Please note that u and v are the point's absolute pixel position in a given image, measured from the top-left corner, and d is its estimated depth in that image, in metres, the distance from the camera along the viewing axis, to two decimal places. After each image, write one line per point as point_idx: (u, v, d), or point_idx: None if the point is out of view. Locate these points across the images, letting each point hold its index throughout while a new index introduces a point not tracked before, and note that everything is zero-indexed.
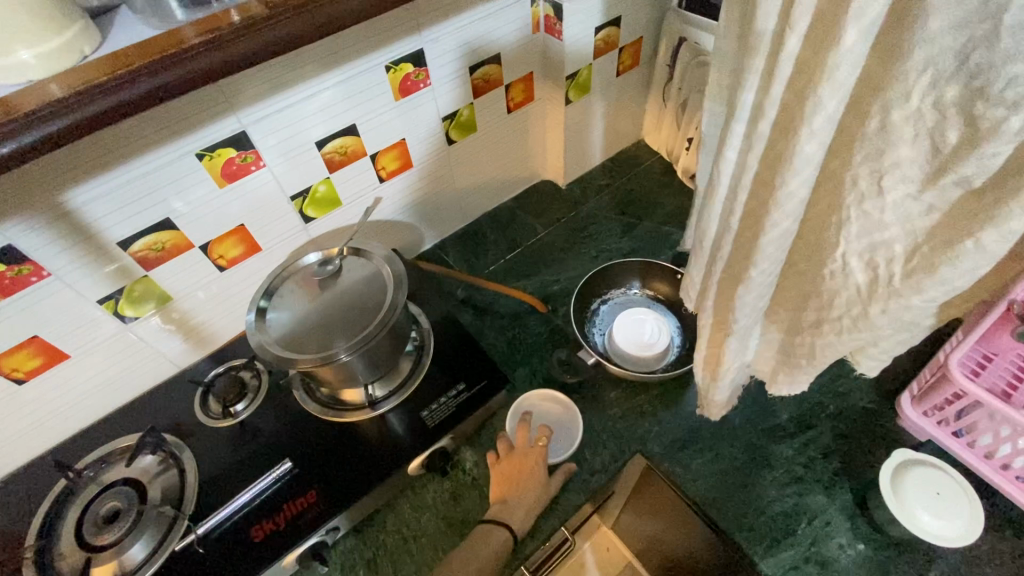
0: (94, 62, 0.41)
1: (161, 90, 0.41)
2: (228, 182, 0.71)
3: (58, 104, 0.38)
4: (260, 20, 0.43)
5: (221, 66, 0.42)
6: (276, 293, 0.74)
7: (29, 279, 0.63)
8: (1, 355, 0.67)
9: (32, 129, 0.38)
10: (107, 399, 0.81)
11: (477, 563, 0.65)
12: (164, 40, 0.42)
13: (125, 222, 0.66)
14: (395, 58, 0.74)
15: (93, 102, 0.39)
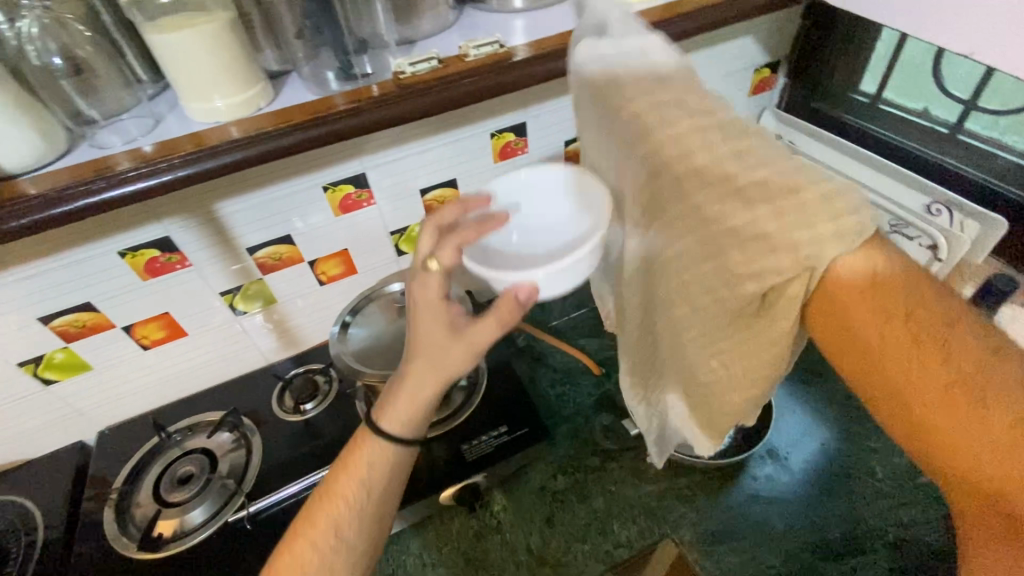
0: (267, 114, 0.52)
1: (309, 141, 0.51)
2: (343, 214, 0.83)
3: (235, 143, 0.50)
4: (395, 96, 0.53)
5: (358, 127, 0.52)
6: (360, 311, 0.84)
7: (175, 266, 0.77)
8: (138, 323, 0.81)
9: (212, 159, 0.49)
10: (205, 378, 0.94)
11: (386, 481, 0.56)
12: (320, 105, 0.53)
13: (256, 232, 0.79)
14: (500, 127, 0.84)
15: (259, 145, 0.50)
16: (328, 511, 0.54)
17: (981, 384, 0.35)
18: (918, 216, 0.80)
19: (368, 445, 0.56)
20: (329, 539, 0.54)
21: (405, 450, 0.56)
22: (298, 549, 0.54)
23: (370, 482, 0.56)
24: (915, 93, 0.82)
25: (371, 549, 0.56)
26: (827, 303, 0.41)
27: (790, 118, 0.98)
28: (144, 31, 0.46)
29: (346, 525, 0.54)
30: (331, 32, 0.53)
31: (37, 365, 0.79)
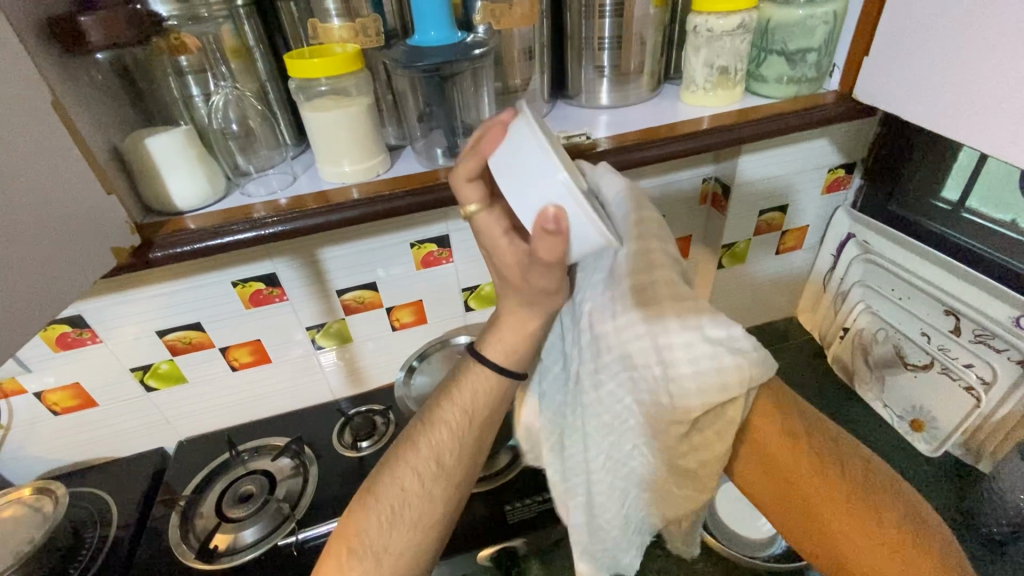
0: (384, 179, 0.61)
1: (415, 205, 0.59)
2: (423, 268, 0.91)
3: (355, 201, 0.58)
4: None
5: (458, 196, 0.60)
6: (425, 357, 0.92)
7: (274, 298, 0.87)
8: (232, 346, 0.91)
9: (335, 213, 0.58)
10: (277, 405, 1.02)
11: (486, 414, 0.62)
12: (427, 175, 0.61)
13: (346, 277, 0.88)
14: None
15: (377, 204, 0.58)
16: (424, 439, 0.61)
17: (839, 493, 0.59)
18: (1005, 328, 0.79)
19: (471, 379, 0.62)
20: (435, 453, 0.60)
21: (500, 385, 0.62)
22: (392, 473, 0.59)
23: (470, 413, 0.62)
24: (1001, 201, 0.81)
25: (466, 470, 0.62)
26: (753, 429, 0.64)
27: (865, 217, 0.99)
28: (302, 109, 0.57)
29: (439, 455, 0.60)
30: (444, 118, 0.62)
31: (145, 373, 0.90)
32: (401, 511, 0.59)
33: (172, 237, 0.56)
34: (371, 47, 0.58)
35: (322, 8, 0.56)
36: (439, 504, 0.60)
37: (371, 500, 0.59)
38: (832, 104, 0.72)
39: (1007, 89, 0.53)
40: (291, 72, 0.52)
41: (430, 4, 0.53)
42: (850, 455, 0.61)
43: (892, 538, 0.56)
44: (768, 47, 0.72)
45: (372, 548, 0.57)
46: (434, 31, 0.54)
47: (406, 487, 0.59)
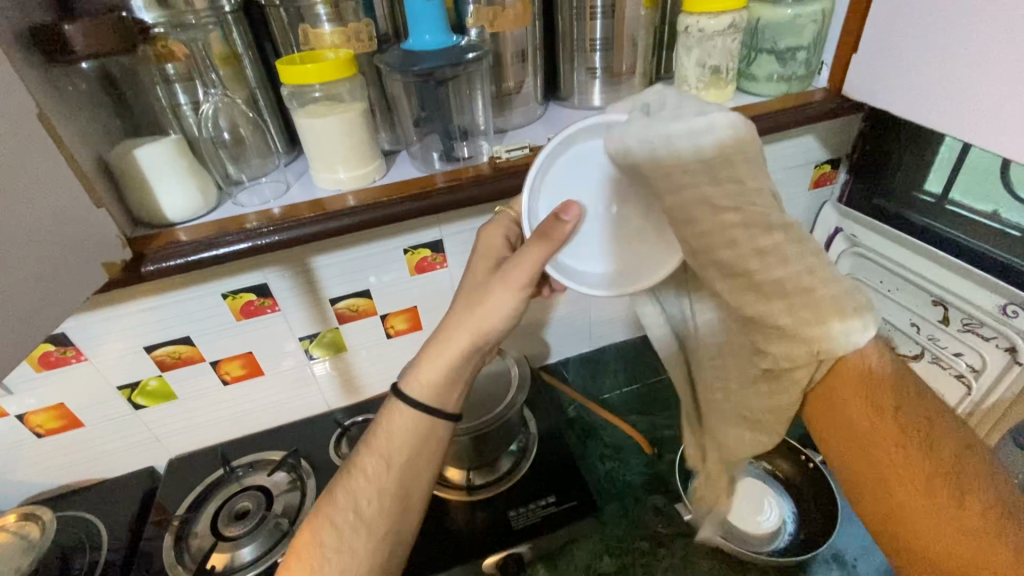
0: (380, 186, 0.60)
1: (414, 210, 0.59)
2: (417, 273, 0.90)
3: (353, 209, 0.57)
4: (491, 177, 0.61)
5: (457, 201, 0.60)
6: None
7: (266, 309, 0.85)
8: (223, 360, 0.89)
9: (331, 221, 0.57)
10: (270, 418, 0.99)
11: (411, 458, 0.61)
12: (424, 180, 0.60)
13: (339, 286, 0.87)
14: None
15: (375, 211, 0.58)
16: (345, 489, 0.59)
17: (924, 467, 0.52)
18: (992, 317, 0.81)
19: (393, 419, 0.61)
20: (351, 503, 0.59)
21: (427, 423, 0.61)
22: (311, 528, 0.58)
23: (391, 456, 0.60)
24: (983, 194, 0.81)
25: (390, 521, 0.60)
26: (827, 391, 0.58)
27: (853, 211, 1.01)
28: (296, 116, 0.56)
29: (359, 505, 0.59)
30: (440, 121, 0.61)
31: (132, 390, 0.87)
32: (319, 570, 0.56)
33: (162, 250, 0.55)
34: (362, 51, 0.58)
35: (313, 14, 0.55)
36: (363, 555, 0.58)
37: (292, 554, 0.57)
38: (821, 102, 0.73)
39: (992, 86, 0.55)
40: (282, 79, 0.51)
41: (426, 7, 0.52)
42: (944, 431, 0.53)
43: (977, 527, 0.48)
44: (759, 46, 0.73)
45: None
46: (430, 34, 0.54)
47: (326, 540, 0.57)
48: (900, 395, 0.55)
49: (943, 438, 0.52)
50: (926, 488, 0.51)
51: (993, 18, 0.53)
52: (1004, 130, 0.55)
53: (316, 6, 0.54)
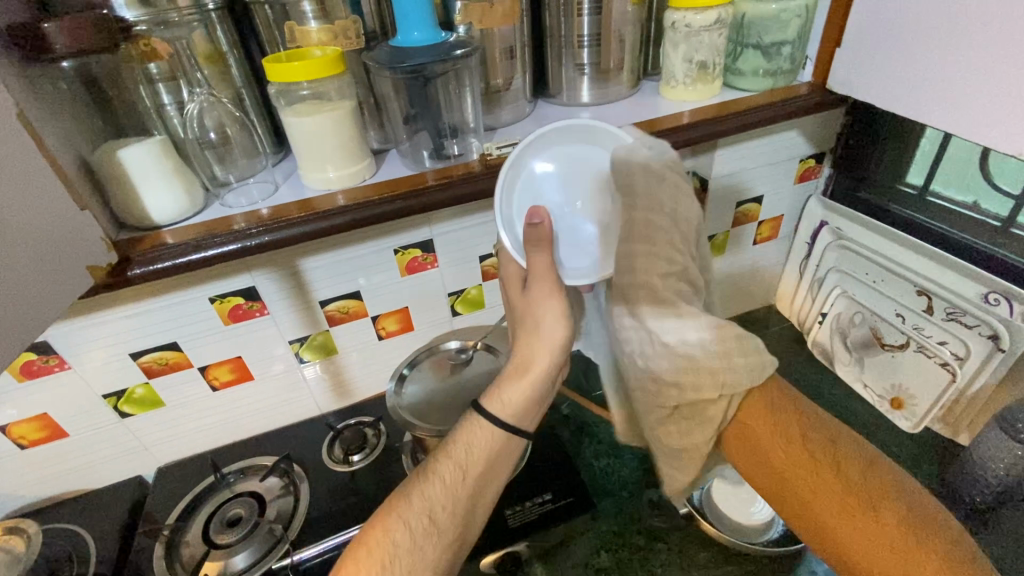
0: (370, 185, 0.59)
1: (407, 209, 0.58)
2: (408, 274, 0.89)
3: (346, 208, 0.57)
4: (482, 174, 0.61)
5: (450, 199, 0.59)
6: (416, 365, 0.90)
7: (254, 313, 0.84)
8: (211, 365, 0.87)
9: (324, 220, 0.56)
10: (261, 423, 0.98)
11: (484, 469, 0.64)
12: (415, 179, 0.60)
13: (329, 287, 0.86)
14: None
15: (367, 210, 0.57)
16: (419, 490, 0.61)
17: (838, 487, 0.61)
18: (974, 305, 0.82)
19: (472, 430, 0.64)
20: (427, 508, 0.60)
21: (500, 440, 0.64)
22: (384, 523, 0.59)
23: (467, 466, 0.63)
24: (964, 185, 0.85)
25: (459, 527, 0.62)
26: (741, 430, 0.67)
27: (837, 204, 1.03)
28: (284, 115, 0.55)
29: (432, 509, 0.60)
30: (430, 119, 0.61)
31: (118, 399, 0.86)
32: (389, 568, 0.57)
33: (149, 253, 0.53)
34: (350, 49, 0.57)
35: (299, 11, 0.54)
36: (428, 559, 0.59)
37: (362, 547, 0.58)
38: (805, 96, 0.73)
39: (978, 76, 0.56)
40: (269, 76, 0.50)
41: (413, 3, 0.52)
42: (845, 450, 0.63)
43: (890, 535, 0.57)
44: (745, 41, 0.73)
45: None
46: (417, 31, 0.53)
47: (396, 537, 0.58)
48: (804, 424, 0.65)
49: (847, 460, 0.62)
50: (847, 508, 0.59)
51: (977, 10, 0.54)
52: (990, 119, 0.56)
53: (301, 2, 0.54)
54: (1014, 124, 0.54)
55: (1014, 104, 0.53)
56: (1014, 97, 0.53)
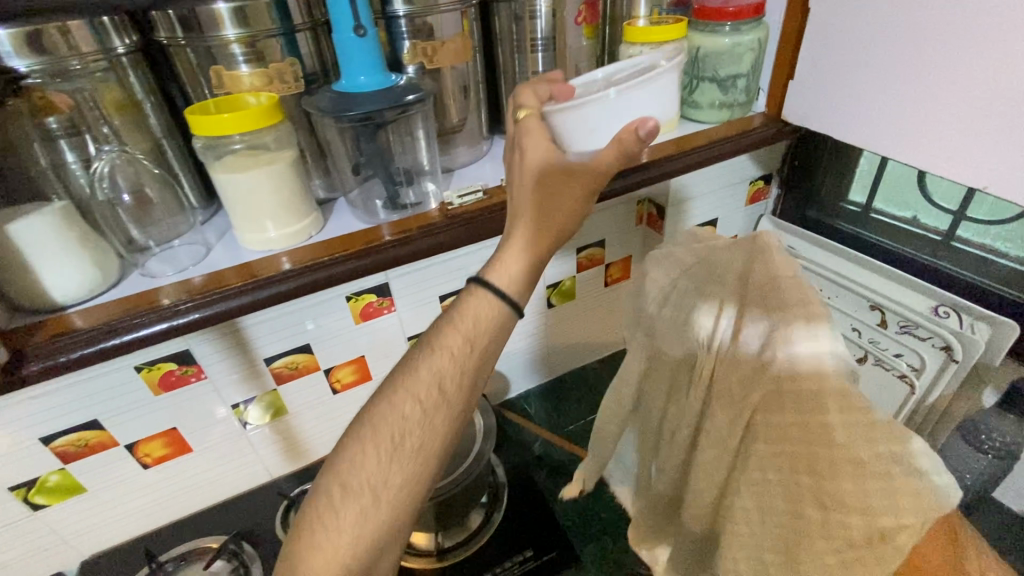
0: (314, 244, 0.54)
1: (357, 271, 0.53)
2: (362, 321, 0.83)
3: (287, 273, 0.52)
4: (442, 225, 0.56)
5: (407, 255, 0.55)
6: None
7: (189, 378, 0.75)
8: (140, 440, 0.77)
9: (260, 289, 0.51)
10: (204, 497, 0.88)
11: (492, 338, 0.51)
12: (370, 234, 0.55)
13: (274, 343, 0.78)
14: (556, 280, 0.99)
15: (313, 273, 0.52)
16: (423, 365, 0.49)
17: None
18: (925, 318, 0.85)
19: (479, 295, 0.51)
20: (433, 380, 0.48)
21: (510, 311, 0.51)
22: (389, 403, 0.48)
23: (475, 338, 0.50)
24: (902, 202, 0.89)
25: (472, 401, 0.50)
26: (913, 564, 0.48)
27: (787, 223, 1.05)
28: (212, 171, 0.49)
29: (441, 383, 0.48)
30: (382, 166, 0.56)
31: (28, 490, 0.74)
32: (400, 443, 0.47)
33: (50, 346, 0.49)
34: (288, 93, 0.52)
35: (227, 53, 0.48)
36: (444, 440, 0.48)
37: (367, 432, 0.47)
38: (760, 127, 0.75)
39: (920, 120, 0.61)
40: (191, 130, 0.44)
41: (359, 47, 0.48)
42: None
43: None
44: (700, 74, 0.73)
45: (366, 483, 0.46)
46: (364, 75, 0.49)
47: (404, 417, 0.47)
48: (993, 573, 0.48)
49: None
50: None
51: (918, 63, 0.59)
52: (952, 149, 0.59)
53: (229, 44, 0.48)
54: (957, 166, 0.59)
55: (955, 148, 0.59)
56: (955, 140, 0.58)
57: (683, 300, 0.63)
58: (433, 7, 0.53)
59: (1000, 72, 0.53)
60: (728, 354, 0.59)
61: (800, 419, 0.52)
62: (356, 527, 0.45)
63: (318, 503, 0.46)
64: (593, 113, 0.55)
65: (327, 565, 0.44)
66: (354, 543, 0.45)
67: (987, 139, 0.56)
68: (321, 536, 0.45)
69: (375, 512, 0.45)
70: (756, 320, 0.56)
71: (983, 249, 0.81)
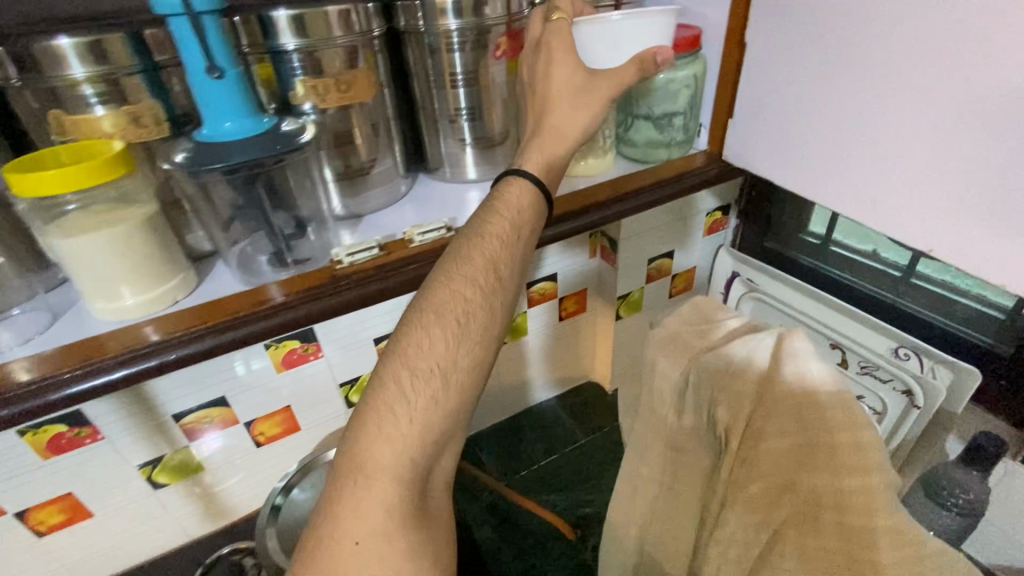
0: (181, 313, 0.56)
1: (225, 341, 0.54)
2: (285, 368, 0.76)
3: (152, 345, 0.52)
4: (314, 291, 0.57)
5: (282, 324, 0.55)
6: (292, 487, 0.75)
7: (84, 440, 0.68)
8: (31, 508, 0.70)
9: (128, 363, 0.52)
10: (112, 563, 0.80)
11: (532, 222, 0.59)
12: (244, 300, 0.56)
13: (183, 398, 0.71)
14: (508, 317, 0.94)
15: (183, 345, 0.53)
16: (474, 254, 0.55)
17: None
18: (887, 360, 0.81)
19: (513, 188, 0.58)
20: (489, 265, 0.55)
21: (544, 201, 0.60)
22: (448, 291, 0.53)
23: (520, 223, 0.57)
24: (861, 234, 0.84)
25: (519, 287, 0.57)
26: None
27: (745, 254, 1.01)
28: (48, 236, 0.50)
29: (494, 267, 0.55)
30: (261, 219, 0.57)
31: None
32: (466, 324, 0.53)
33: (39, 383, 0.50)
34: (153, 135, 0.55)
35: (77, 95, 0.52)
36: (501, 319, 0.55)
37: (430, 317, 0.52)
38: (701, 168, 0.78)
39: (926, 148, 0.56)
40: (12, 188, 0.46)
41: (221, 91, 0.46)
42: None
43: None
44: (635, 112, 0.77)
45: (437, 363, 0.51)
46: (230, 120, 0.47)
47: (466, 302, 0.53)
48: None
49: None
50: None
51: (869, 115, 0.59)
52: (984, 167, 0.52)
53: (79, 84, 0.51)
54: (923, 215, 0.58)
55: (919, 197, 0.58)
56: (918, 189, 0.58)
57: (690, 394, 0.62)
58: (330, 41, 0.54)
59: (953, 122, 0.53)
60: (750, 453, 0.55)
61: (843, 540, 0.47)
62: (428, 411, 0.50)
63: (384, 398, 0.50)
64: (605, 31, 0.64)
65: (401, 452, 0.49)
66: (428, 423, 0.50)
67: (950, 187, 0.55)
68: (390, 428, 0.49)
69: (445, 393, 0.51)
70: (783, 424, 0.53)
71: (947, 286, 0.76)
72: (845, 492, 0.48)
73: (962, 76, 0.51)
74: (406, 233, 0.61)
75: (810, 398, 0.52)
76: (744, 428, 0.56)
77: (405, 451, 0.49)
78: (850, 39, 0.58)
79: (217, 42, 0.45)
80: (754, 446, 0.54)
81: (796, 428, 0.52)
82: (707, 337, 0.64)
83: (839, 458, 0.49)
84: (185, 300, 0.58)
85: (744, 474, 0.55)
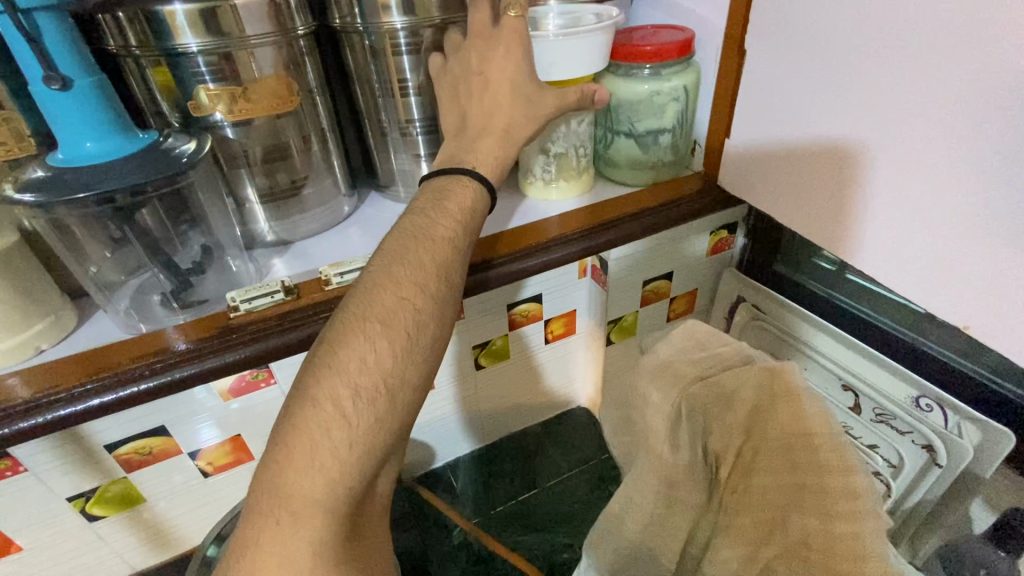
0: (51, 367, 0.54)
1: (98, 405, 0.52)
2: (232, 396, 0.69)
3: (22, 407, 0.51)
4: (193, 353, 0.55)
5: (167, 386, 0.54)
6: (228, 536, 0.68)
7: (4, 472, 0.62)
8: None
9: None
10: None
11: (474, 225, 0.53)
12: (121, 356, 0.55)
13: (115, 428, 0.65)
14: (481, 341, 0.84)
15: (55, 406, 0.51)
16: (424, 256, 0.48)
17: None
18: (905, 409, 0.71)
19: (465, 191, 0.53)
20: (437, 268, 0.48)
21: (486, 206, 0.55)
22: (395, 295, 0.45)
23: (464, 226, 0.52)
24: None
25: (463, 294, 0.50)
26: None
27: (751, 279, 0.90)
28: None
29: (446, 273, 0.48)
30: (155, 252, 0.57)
31: None
32: (416, 336, 0.44)
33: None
34: (24, 154, 0.55)
35: None
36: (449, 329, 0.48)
37: (374, 324, 0.43)
38: (695, 198, 0.75)
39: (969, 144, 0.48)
40: None
41: (74, 107, 0.48)
42: None
43: None
44: (617, 128, 0.74)
45: (381, 380, 0.42)
46: (90, 141, 0.49)
47: (417, 308, 0.45)
48: None
49: None
50: None
51: (881, 144, 0.55)
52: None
53: None
54: (976, 240, 0.50)
55: (971, 221, 0.50)
56: (966, 210, 0.50)
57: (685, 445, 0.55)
58: (244, 41, 0.53)
59: (989, 129, 0.47)
60: (742, 490, 0.51)
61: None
62: (371, 435, 0.41)
63: (319, 419, 0.40)
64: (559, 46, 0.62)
65: (338, 483, 0.39)
66: (370, 448, 0.41)
67: (1001, 202, 0.47)
68: (325, 455, 0.39)
69: (391, 416, 0.42)
70: (774, 463, 0.49)
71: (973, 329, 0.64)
72: (835, 537, 0.44)
73: (998, 72, 0.45)
74: (323, 273, 0.60)
75: (802, 438, 0.48)
76: (735, 458, 0.53)
77: (343, 482, 0.39)
78: (845, 68, 0.56)
79: (59, 55, 0.47)
80: (745, 477, 0.51)
81: (787, 465, 0.48)
82: (698, 365, 0.56)
83: (829, 499, 0.45)
84: (51, 350, 0.57)
85: (734, 505, 0.52)
